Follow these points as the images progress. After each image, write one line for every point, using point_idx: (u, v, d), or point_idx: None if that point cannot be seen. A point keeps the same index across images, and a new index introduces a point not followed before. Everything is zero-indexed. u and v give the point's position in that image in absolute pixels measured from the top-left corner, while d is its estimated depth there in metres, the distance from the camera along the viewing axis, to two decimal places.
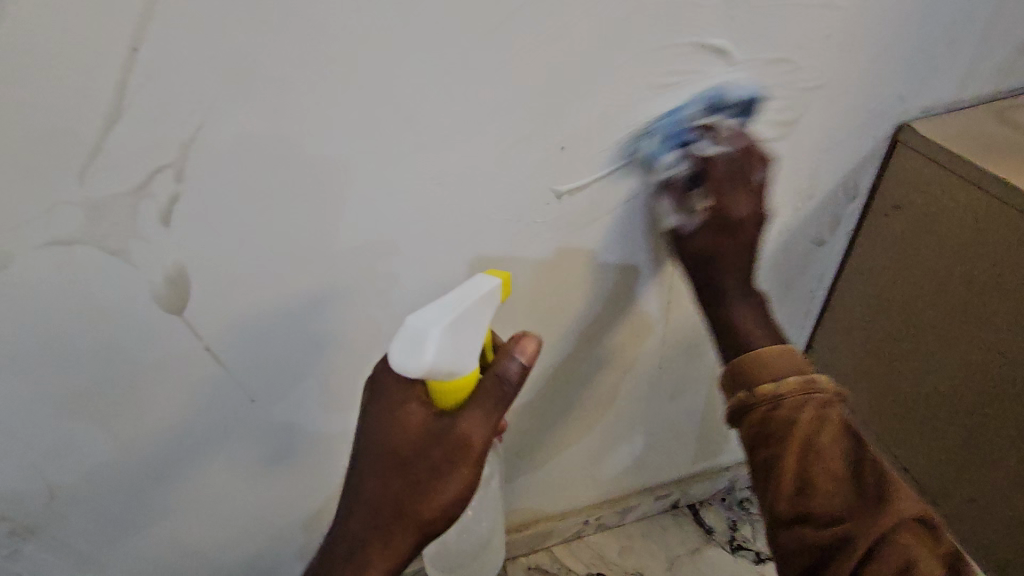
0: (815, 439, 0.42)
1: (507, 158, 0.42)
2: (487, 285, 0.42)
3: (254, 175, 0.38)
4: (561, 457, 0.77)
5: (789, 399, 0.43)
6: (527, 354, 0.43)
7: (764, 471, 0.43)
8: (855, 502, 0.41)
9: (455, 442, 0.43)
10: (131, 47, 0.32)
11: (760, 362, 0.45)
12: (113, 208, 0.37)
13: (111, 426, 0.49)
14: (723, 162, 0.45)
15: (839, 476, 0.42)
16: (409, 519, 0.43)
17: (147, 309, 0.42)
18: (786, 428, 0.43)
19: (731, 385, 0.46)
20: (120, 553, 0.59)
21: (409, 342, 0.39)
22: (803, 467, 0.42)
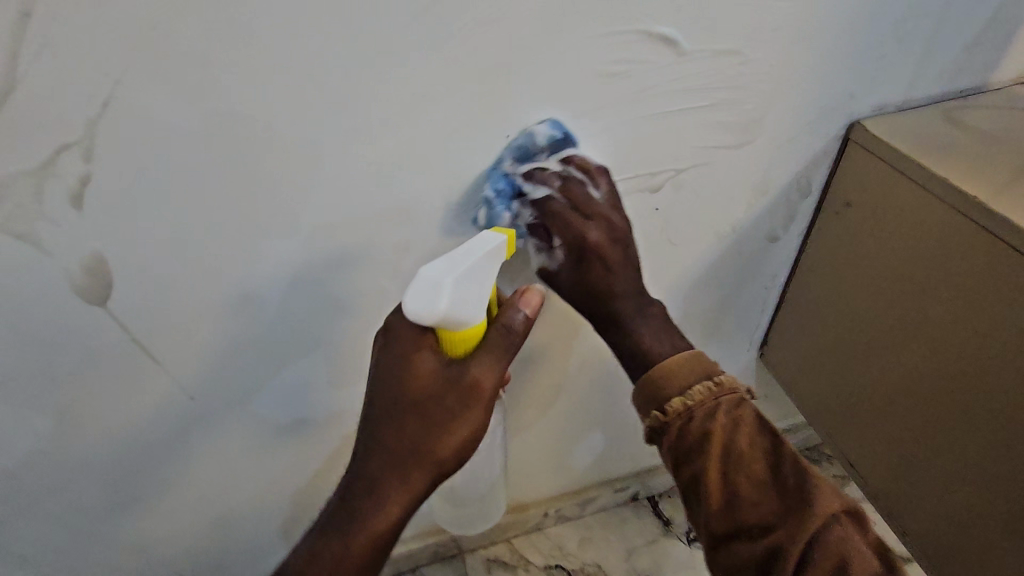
0: (733, 448, 0.39)
1: (449, 146, 0.41)
2: (498, 237, 0.41)
3: (175, 158, 0.36)
4: (545, 441, 0.77)
5: (699, 409, 0.40)
6: (531, 306, 0.42)
7: (690, 491, 0.41)
8: (784, 507, 0.38)
9: (466, 388, 0.41)
10: (22, 12, 0.29)
11: (669, 375, 0.42)
12: (16, 187, 0.34)
13: (27, 422, 0.46)
14: (558, 201, 0.43)
15: (766, 483, 0.39)
16: (423, 460, 0.41)
17: (62, 298, 0.40)
18: (703, 443, 0.40)
19: (646, 402, 0.42)
20: (47, 555, 0.56)
21: (424, 290, 0.37)
22: (726, 483, 0.39)
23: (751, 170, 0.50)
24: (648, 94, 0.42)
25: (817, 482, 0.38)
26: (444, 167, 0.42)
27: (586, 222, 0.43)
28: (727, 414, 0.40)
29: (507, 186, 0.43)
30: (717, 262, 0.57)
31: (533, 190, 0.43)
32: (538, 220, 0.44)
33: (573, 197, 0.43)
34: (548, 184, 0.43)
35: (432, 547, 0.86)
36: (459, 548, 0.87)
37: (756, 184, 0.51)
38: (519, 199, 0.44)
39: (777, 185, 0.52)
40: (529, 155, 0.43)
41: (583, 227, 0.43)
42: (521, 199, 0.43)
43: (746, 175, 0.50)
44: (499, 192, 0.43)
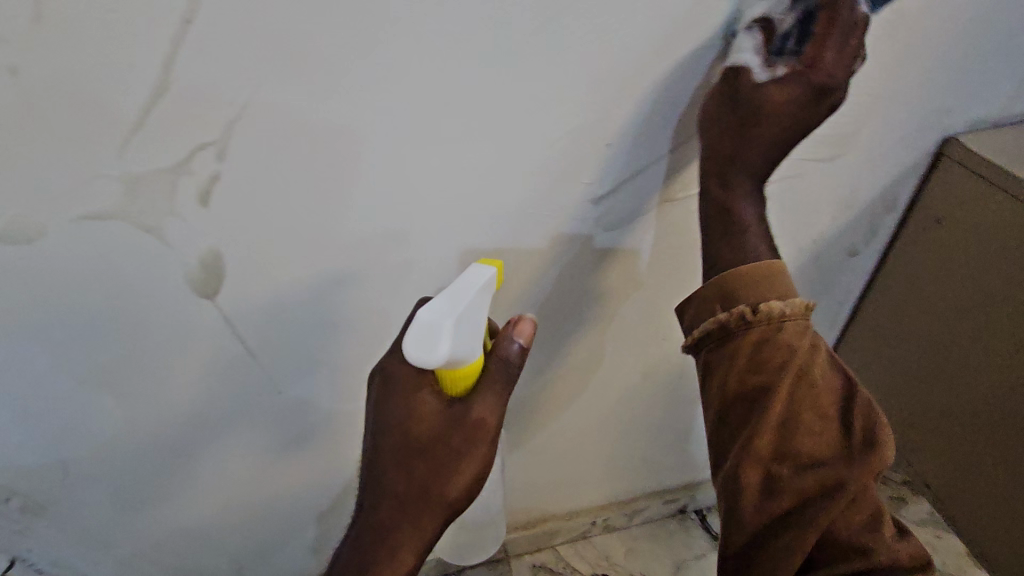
0: (805, 374, 0.40)
1: (552, 154, 0.42)
2: (487, 270, 0.41)
3: (298, 159, 0.37)
4: (550, 455, 0.75)
5: (794, 326, 0.40)
6: (524, 336, 0.43)
7: (749, 406, 0.40)
8: (840, 443, 0.40)
9: (471, 425, 0.42)
10: (183, 20, 0.31)
11: (769, 277, 0.41)
12: (152, 182, 0.36)
13: (129, 404, 0.48)
14: (847, 6, 0.37)
15: (827, 416, 0.40)
16: (434, 500, 0.42)
17: (178, 288, 0.42)
18: (787, 360, 0.40)
19: (730, 302, 0.41)
20: (128, 530, 0.59)
21: (422, 334, 0.37)
22: (790, 405, 0.40)
23: (838, 186, 0.50)
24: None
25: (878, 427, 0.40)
26: (540, 173, 0.43)
27: (837, 50, 0.37)
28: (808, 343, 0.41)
29: None
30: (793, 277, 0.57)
31: None
32: (809, 10, 0.37)
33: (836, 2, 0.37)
34: None
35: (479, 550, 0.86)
36: (505, 554, 0.87)
37: (842, 198, 0.51)
38: None
39: (863, 200, 0.52)
40: None
41: (829, 48, 0.37)
42: None
43: (833, 191, 0.50)
44: None
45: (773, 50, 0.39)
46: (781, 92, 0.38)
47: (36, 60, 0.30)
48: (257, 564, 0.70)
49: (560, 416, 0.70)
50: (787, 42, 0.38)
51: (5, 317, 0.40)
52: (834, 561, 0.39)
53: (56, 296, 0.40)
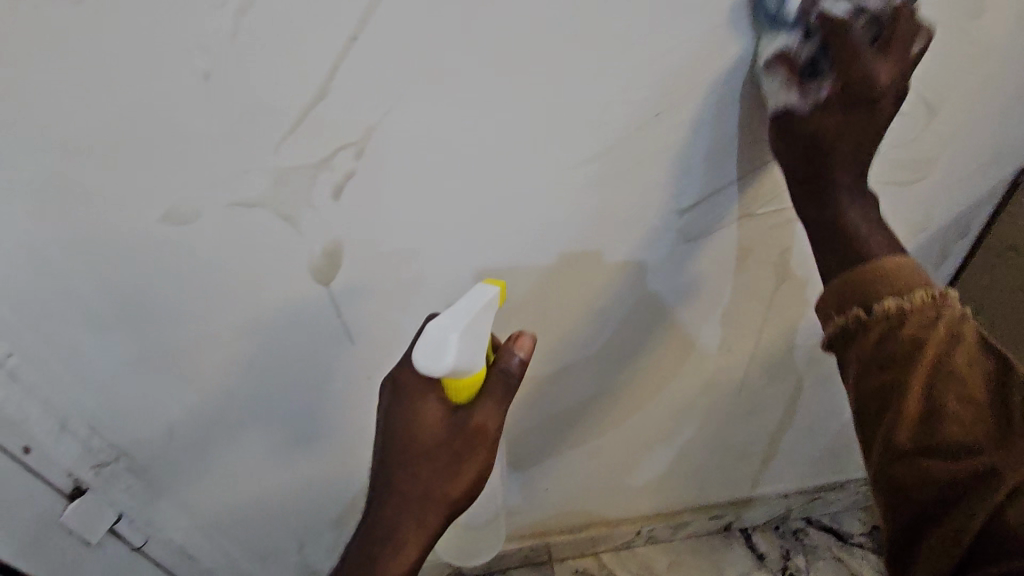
0: (946, 360, 0.38)
1: (645, 169, 0.46)
2: (490, 291, 0.45)
3: (422, 160, 0.42)
4: (555, 472, 0.78)
5: (913, 312, 0.38)
6: (524, 350, 0.46)
7: (923, 417, 0.38)
8: (987, 427, 0.37)
9: (471, 431, 0.45)
10: (350, 37, 0.35)
11: (884, 274, 0.39)
12: (296, 176, 0.41)
13: (240, 370, 0.54)
14: (857, 23, 0.38)
15: (976, 402, 0.38)
16: (439, 499, 0.46)
17: (300, 270, 0.47)
18: (902, 348, 0.38)
19: (842, 299, 0.41)
20: (215, 489, 0.65)
21: (432, 346, 0.41)
22: (928, 396, 0.38)
23: (913, 211, 0.52)
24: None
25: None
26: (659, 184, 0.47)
27: (887, 52, 0.38)
28: (940, 324, 0.38)
29: None
30: None
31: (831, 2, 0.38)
32: (818, 39, 0.38)
33: (895, 21, 0.38)
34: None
35: (525, 551, 0.89)
36: (549, 557, 0.90)
37: (915, 221, 0.53)
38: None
39: (936, 223, 0.54)
40: None
41: (865, 58, 0.38)
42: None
43: (907, 215, 0.52)
44: None
45: (805, 87, 0.40)
46: (836, 114, 0.40)
47: (223, 67, 0.35)
48: (323, 529, 0.76)
49: (558, 434, 0.72)
50: (812, 72, 0.39)
51: (154, 287, 0.46)
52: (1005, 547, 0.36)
53: (198, 270, 0.46)
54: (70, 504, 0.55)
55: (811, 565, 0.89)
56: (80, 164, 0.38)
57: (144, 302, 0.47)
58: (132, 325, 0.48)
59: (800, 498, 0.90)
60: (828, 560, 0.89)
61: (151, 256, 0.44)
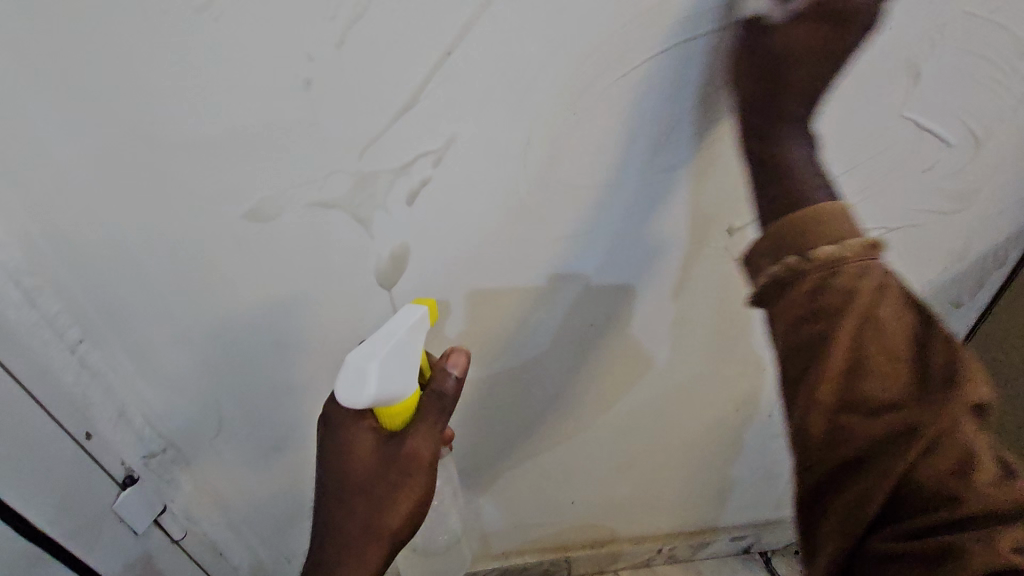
0: (874, 314, 0.34)
1: (704, 190, 0.48)
2: (415, 314, 0.44)
3: (495, 171, 0.44)
4: (538, 493, 0.78)
5: (849, 270, 0.34)
6: (458, 366, 0.45)
7: (854, 380, 0.34)
8: (918, 386, 0.34)
9: (407, 457, 0.45)
10: (446, 52, 0.38)
11: (817, 220, 0.35)
12: (376, 180, 0.43)
13: (292, 368, 0.56)
14: None
15: (900, 358, 0.34)
16: (377, 534, 0.46)
17: (364, 271, 0.49)
18: (841, 303, 0.34)
19: (776, 249, 0.36)
20: (251, 486, 0.66)
21: (352, 377, 0.41)
22: (862, 354, 0.34)
23: (953, 241, 0.54)
24: (894, 161, 0.48)
25: (964, 365, 0.33)
26: (722, 203, 0.49)
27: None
28: (875, 280, 0.35)
29: None
30: None
31: None
32: None
33: None
34: None
35: (545, 564, 0.89)
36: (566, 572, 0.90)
37: (955, 251, 0.55)
38: None
39: (974, 253, 0.56)
40: None
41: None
42: None
43: (949, 245, 0.55)
44: None
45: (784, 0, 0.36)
46: (812, 29, 0.36)
47: (325, 75, 0.38)
48: None
49: (516, 463, 0.73)
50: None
51: (223, 284, 0.48)
52: (939, 521, 0.32)
53: (269, 268, 0.48)
54: (122, 491, 0.56)
55: None
56: (177, 160, 0.41)
57: (214, 297, 0.49)
58: (200, 318, 0.50)
59: None
60: None
61: (227, 252, 0.46)
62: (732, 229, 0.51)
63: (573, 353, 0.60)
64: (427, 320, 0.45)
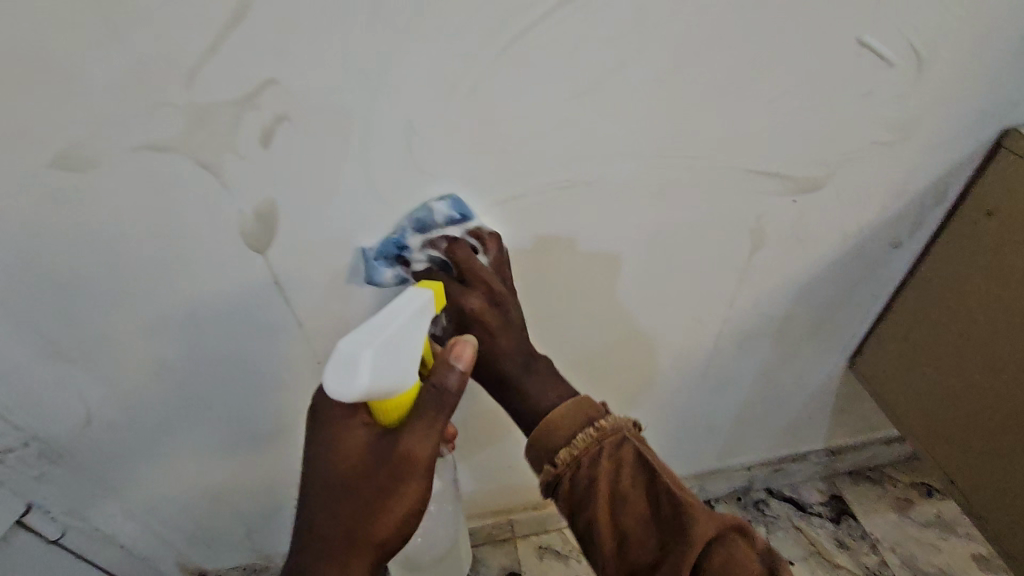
0: (620, 483, 0.40)
1: (619, 116, 0.41)
2: (418, 298, 0.40)
3: (367, 103, 0.37)
4: (483, 459, 0.75)
5: (581, 446, 0.41)
6: (464, 360, 0.41)
7: (584, 530, 0.40)
8: (665, 536, 0.38)
9: (397, 460, 0.41)
10: None
11: (549, 427, 0.42)
12: (215, 114, 0.35)
13: (159, 346, 0.48)
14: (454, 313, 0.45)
15: (647, 513, 0.39)
16: (362, 546, 0.41)
17: (226, 231, 0.42)
18: (590, 482, 0.40)
19: (538, 458, 0.42)
20: (138, 475, 0.59)
21: (340, 368, 0.36)
22: (615, 517, 0.39)
23: (891, 174, 0.50)
24: (826, 86, 0.43)
25: (692, 508, 0.38)
26: (640, 135, 0.43)
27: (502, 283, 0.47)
28: (608, 454, 0.40)
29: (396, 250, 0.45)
30: (835, 264, 0.58)
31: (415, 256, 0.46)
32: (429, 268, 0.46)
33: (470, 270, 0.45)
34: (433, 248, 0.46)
35: (489, 527, 0.86)
36: (511, 535, 0.87)
37: (892, 186, 0.51)
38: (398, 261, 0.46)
39: (912, 189, 0.52)
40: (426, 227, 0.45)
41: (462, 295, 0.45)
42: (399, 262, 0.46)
43: (886, 178, 0.50)
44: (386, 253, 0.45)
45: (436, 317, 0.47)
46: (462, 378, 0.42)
47: None
48: (277, 518, 0.72)
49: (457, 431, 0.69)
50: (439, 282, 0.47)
51: (50, 250, 0.40)
52: None
53: (102, 230, 0.40)
54: None
55: (773, 535, 0.89)
56: None
57: (43, 267, 0.41)
58: (35, 292, 0.42)
59: (762, 469, 0.89)
60: (789, 530, 0.89)
61: (42, 212, 0.38)
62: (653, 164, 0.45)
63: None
64: (428, 307, 0.41)
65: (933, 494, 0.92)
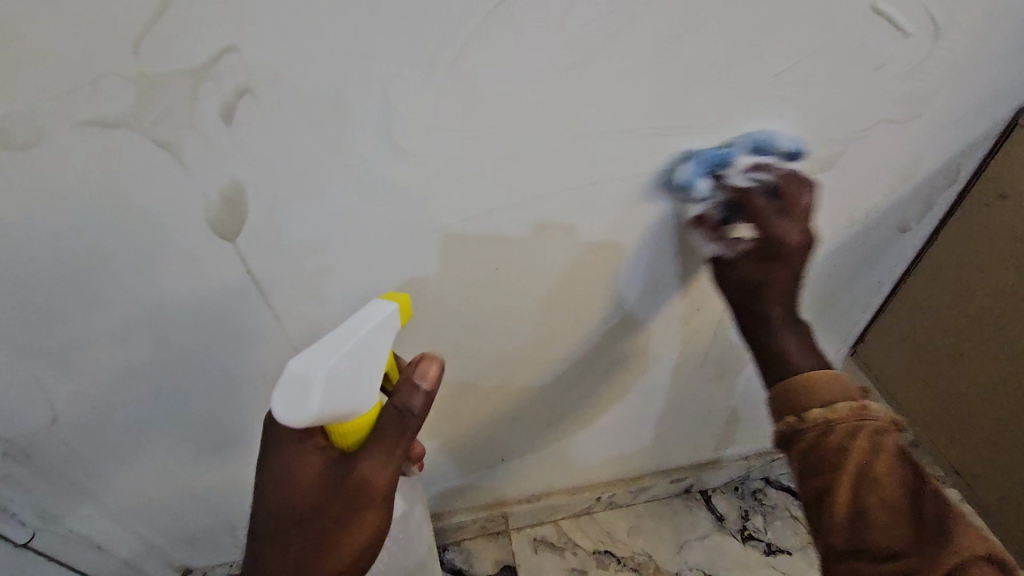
0: (871, 469, 0.39)
1: (616, 90, 0.38)
2: (379, 315, 0.39)
3: (341, 75, 0.34)
4: (478, 453, 0.73)
5: (841, 427, 0.40)
6: (428, 379, 0.40)
7: (814, 501, 0.41)
8: (917, 537, 0.37)
9: (355, 485, 0.39)
10: None
11: (811, 386, 0.42)
12: (169, 88, 0.32)
13: (125, 341, 0.45)
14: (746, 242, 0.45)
15: (898, 507, 0.38)
16: (315, 572, 0.40)
17: (190, 218, 0.38)
18: (834, 456, 0.39)
19: (783, 410, 0.42)
20: (112, 477, 0.57)
21: (291, 391, 0.34)
22: (857, 498, 0.39)
23: (903, 154, 0.47)
24: (839, 58, 0.40)
25: (956, 517, 0.37)
26: (640, 110, 0.40)
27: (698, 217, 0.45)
28: (866, 439, 0.39)
29: (715, 162, 0.43)
30: (842, 251, 0.55)
31: (739, 176, 0.43)
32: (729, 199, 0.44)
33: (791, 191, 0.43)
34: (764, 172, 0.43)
35: (481, 522, 0.84)
36: (505, 527, 0.85)
37: (905, 166, 0.48)
38: (716, 177, 0.43)
39: (925, 169, 0.49)
40: (766, 148, 0.43)
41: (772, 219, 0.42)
42: (718, 177, 0.43)
43: (898, 159, 0.47)
44: (707, 163, 0.43)
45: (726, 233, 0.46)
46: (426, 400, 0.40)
47: None
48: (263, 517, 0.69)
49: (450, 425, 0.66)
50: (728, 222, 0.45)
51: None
52: None
53: (54, 218, 0.36)
54: None
55: (771, 525, 0.87)
56: None
57: None
58: None
59: (760, 458, 0.88)
60: (787, 520, 0.88)
61: None
62: (652, 142, 0.42)
63: (481, 309, 0.52)
64: (391, 322, 0.40)
65: None
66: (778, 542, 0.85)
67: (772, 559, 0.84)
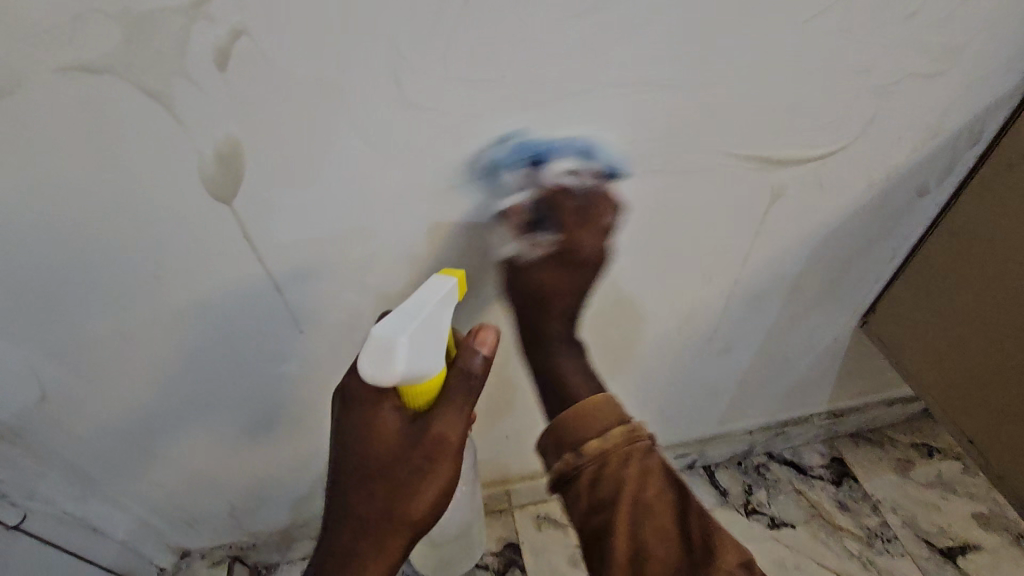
0: (642, 497, 0.43)
1: (637, 37, 0.36)
2: (446, 285, 0.39)
3: (346, 15, 0.31)
4: (482, 430, 0.71)
5: (616, 451, 0.43)
6: (488, 344, 0.41)
7: (594, 537, 0.43)
8: (685, 554, 0.42)
9: (431, 444, 0.39)
10: None
11: (592, 412, 0.45)
12: (159, 27, 0.29)
13: (114, 312, 0.43)
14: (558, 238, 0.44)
15: (665, 531, 0.42)
16: (398, 522, 0.40)
17: (182, 176, 0.36)
18: (612, 499, 0.42)
19: (557, 447, 0.45)
20: (103, 456, 0.54)
21: (376, 354, 0.34)
22: (633, 539, 0.42)
23: (926, 114, 0.46)
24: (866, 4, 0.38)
25: (716, 539, 0.42)
26: (661, 60, 0.38)
27: (586, 227, 0.45)
28: (637, 462, 0.43)
29: (535, 150, 0.40)
30: (857, 216, 0.54)
31: (561, 161, 0.41)
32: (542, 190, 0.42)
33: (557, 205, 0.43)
34: (580, 179, 0.43)
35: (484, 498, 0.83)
36: (507, 505, 0.85)
37: (927, 126, 0.47)
38: (534, 164, 0.41)
39: (947, 130, 0.48)
40: (586, 156, 0.42)
41: (581, 232, 0.45)
42: (536, 164, 0.41)
43: (920, 118, 0.46)
44: (524, 152, 0.40)
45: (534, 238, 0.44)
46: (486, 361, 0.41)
47: None
48: (262, 498, 0.67)
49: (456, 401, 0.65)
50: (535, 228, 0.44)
51: None
52: None
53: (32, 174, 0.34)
54: None
55: (775, 499, 0.87)
56: None
57: None
58: None
59: (764, 433, 0.87)
60: (790, 493, 0.87)
61: None
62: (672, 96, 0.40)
63: None
64: (455, 293, 0.39)
65: (933, 455, 0.91)
66: (781, 515, 0.85)
67: (776, 532, 0.84)
